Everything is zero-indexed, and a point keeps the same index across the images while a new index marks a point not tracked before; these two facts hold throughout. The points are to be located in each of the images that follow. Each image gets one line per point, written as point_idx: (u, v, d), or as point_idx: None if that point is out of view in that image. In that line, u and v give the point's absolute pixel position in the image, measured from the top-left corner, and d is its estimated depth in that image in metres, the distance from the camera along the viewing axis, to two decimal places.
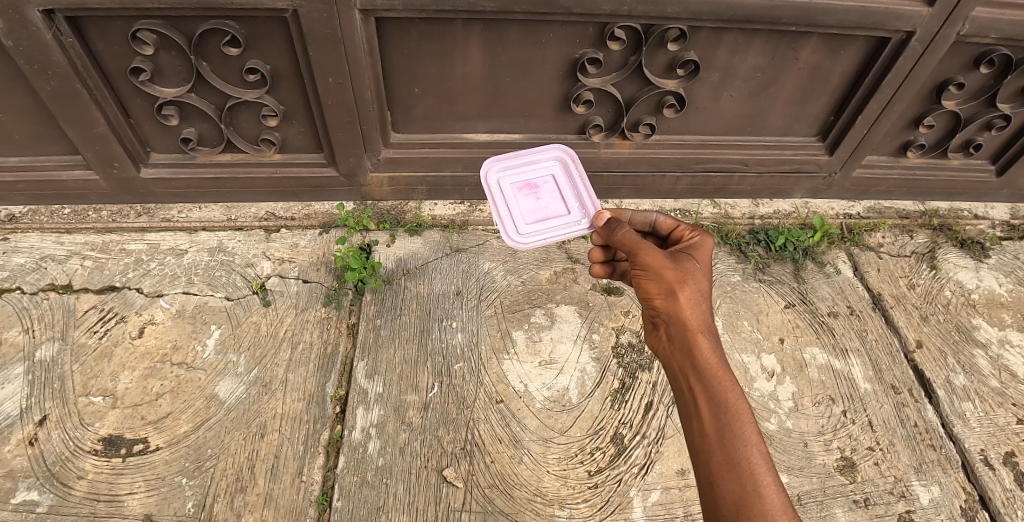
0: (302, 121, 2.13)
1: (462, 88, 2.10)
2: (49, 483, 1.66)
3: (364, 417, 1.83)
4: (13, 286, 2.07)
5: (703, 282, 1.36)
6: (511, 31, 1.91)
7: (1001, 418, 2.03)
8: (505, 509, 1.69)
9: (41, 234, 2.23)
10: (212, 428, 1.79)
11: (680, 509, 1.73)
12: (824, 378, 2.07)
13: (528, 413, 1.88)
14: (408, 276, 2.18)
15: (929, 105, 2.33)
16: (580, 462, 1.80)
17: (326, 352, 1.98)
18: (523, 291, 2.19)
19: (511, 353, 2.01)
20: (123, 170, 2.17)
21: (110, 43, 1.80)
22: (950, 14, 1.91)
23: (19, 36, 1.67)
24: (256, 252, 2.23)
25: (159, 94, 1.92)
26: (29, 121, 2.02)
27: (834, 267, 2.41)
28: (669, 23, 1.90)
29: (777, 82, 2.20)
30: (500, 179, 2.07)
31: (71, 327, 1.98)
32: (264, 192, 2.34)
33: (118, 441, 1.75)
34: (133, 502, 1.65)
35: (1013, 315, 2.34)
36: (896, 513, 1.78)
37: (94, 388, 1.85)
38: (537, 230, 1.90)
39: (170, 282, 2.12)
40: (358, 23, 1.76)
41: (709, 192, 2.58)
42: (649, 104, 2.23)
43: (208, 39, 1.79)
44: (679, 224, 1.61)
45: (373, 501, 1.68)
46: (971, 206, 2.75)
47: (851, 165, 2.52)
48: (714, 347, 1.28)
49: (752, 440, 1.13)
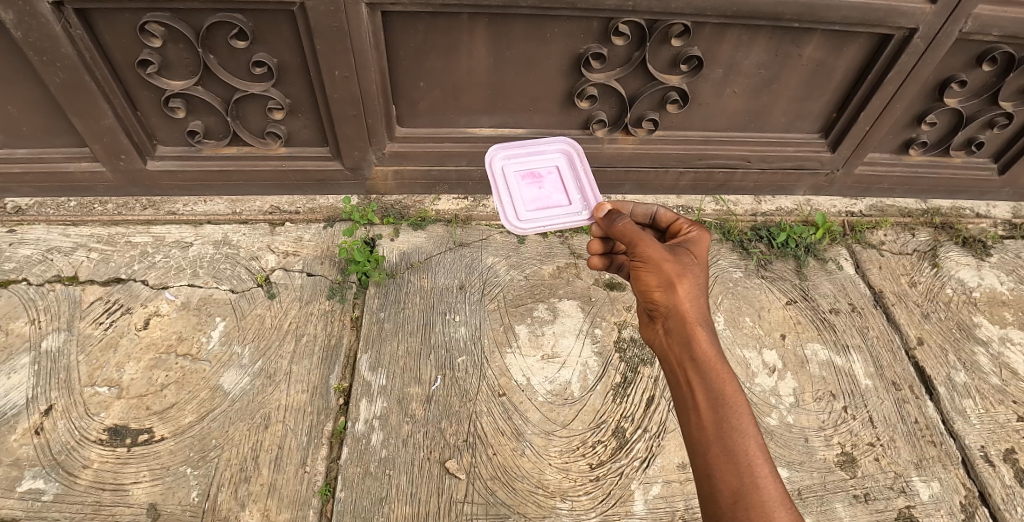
0: (308, 114, 2.14)
1: (467, 82, 2.11)
2: (55, 472, 1.68)
3: (368, 409, 1.84)
4: (18, 278, 2.08)
5: (701, 277, 1.38)
6: (516, 26, 1.93)
7: (1001, 415, 2.04)
8: (507, 501, 1.70)
9: (47, 227, 2.25)
10: (216, 419, 1.80)
11: (681, 502, 1.74)
12: (825, 374, 2.08)
13: (530, 406, 1.89)
14: (411, 270, 2.20)
15: (932, 103, 2.34)
16: (582, 454, 1.81)
17: (329, 344, 1.99)
18: (525, 285, 2.20)
19: (513, 347, 2.03)
20: (129, 162, 2.19)
21: (118, 35, 1.81)
22: (952, 11, 1.92)
23: (29, 28, 1.69)
24: (261, 245, 2.25)
25: (164, 87, 1.94)
26: (37, 113, 2.04)
27: (836, 265, 2.42)
28: (673, 19, 1.91)
29: (780, 79, 2.21)
30: (505, 166, 2.10)
31: (77, 318, 2.00)
32: (269, 185, 2.36)
33: (123, 431, 1.77)
34: (137, 491, 1.66)
35: (1014, 313, 2.34)
36: (896, 508, 1.79)
37: (100, 378, 1.87)
38: (537, 218, 1.91)
39: (175, 274, 2.14)
40: (364, 16, 1.77)
41: (712, 189, 2.60)
42: (652, 100, 2.25)
43: (214, 32, 1.81)
44: (678, 217, 1.63)
45: (376, 492, 1.69)
46: (973, 205, 2.75)
47: (853, 162, 2.53)
48: (712, 339, 1.29)
49: (750, 432, 1.14)
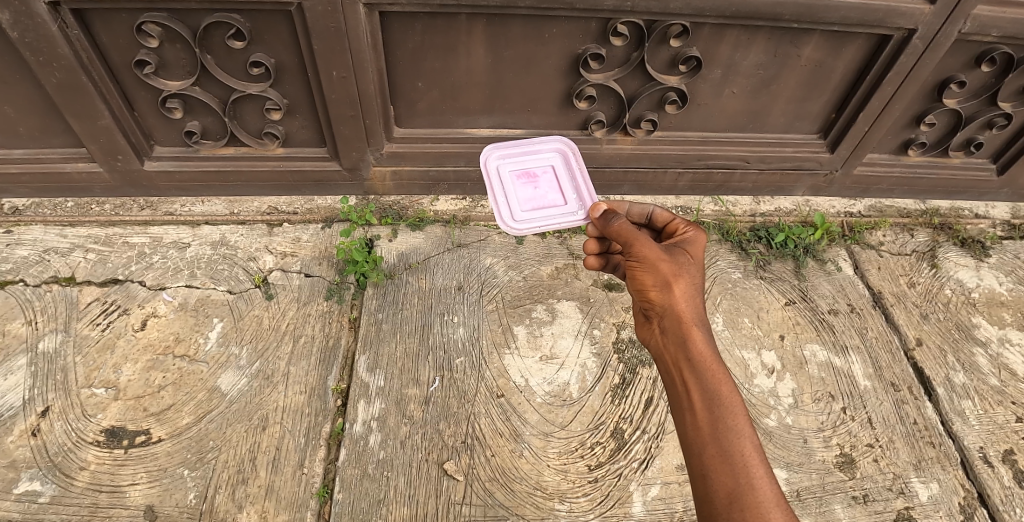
0: (305, 115, 2.14)
1: (466, 83, 2.11)
2: (51, 473, 1.67)
3: (366, 410, 1.84)
4: (15, 279, 2.07)
5: (697, 276, 1.38)
6: (514, 26, 1.93)
7: (1000, 416, 2.04)
8: (505, 502, 1.70)
9: (44, 227, 2.24)
10: (214, 421, 1.80)
11: (679, 504, 1.73)
12: (824, 375, 2.07)
13: (529, 407, 1.89)
14: (409, 271, 2.19)
15: (930, 104, 2.34)
16: (580, 456, 1.80)
17: (327, 345, 1.98)
18: (524, 286, 2.19)
19: (512, 348, 2.02)
20: (126, 163, 2.18)
21: (115, 35, 1.80)
22: (951, 12, 1.92)
23: (26, 28, 1.69)
24: (259, 246, 2.24)
25: (161, 87, 1.94)
26: (33, 113, 2.03)
27: (835, 265, 2.42)
28: (672, 19, 1.91)
29: (779, 79, 2.20)
30: (500, 165, 2.10)
31: (74, 319, 1.99)
32: (266, 186, 2.35)
33: (120, 432, 1.76)
34: (134, 493, 1.65)
35: (1013, 314, 2.34)
36: (895, 509, 1.79)
37: (97, 379, 1.86)
38: (533, 218, 1.91)
39: (173, 275, 2.13)
40: (362, 16, 1.77)
41: (711, 189, 2.60)
42: (651, 100, 2.24)
43: (212, 32, 1.80)
44: (675, 217, 1.62)
45: (374, 493, 1.68)
46: (972, 205, 2.75)
47: (852, 163, 2.53)
48: (708, 339, 1.29)
49: (745, 433, 1.13)
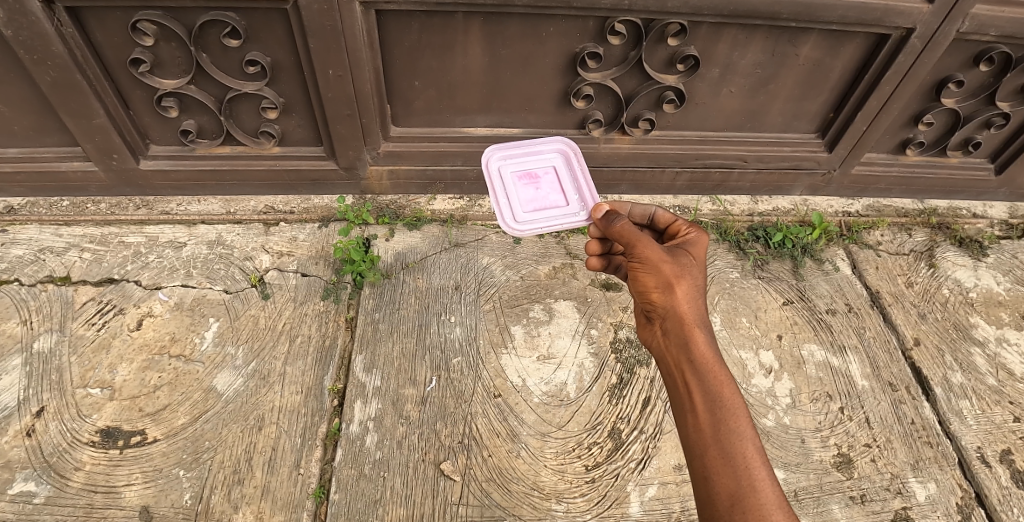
0: (302, 113, 2.13)
1: (463, 82, 2.10)
2: (46, 474, 1.66)
3: (362, 410, 1.83)
4: (10, 278, 2.06)
5: (699, 278, 1.37)
6: (511, 25, 1.92)
7: (998, 416, 2.04)
8: (502, 503, 1.69)
9: (39, 226, 2.23)
10: (210, 421, 1.79)
11: (677, 504, 1.73)
12: (823, 374, 2.07)
13: (526, 408, 1.88)
14: (406, 270, 2.19)
15: (928, 103, 2.33)
16: (577, 456, 1.80)
17: (323, 345, 1.97)
18: (521, 285, 2.19)
19: (509, 348, 2.02)
20: (122, 162, 2.17)
21: (109, 33, 1.79)
22: (950, 11, 1.92)
23: (19, 26, 1.67)
24: (256, 245, 2.23)
25: (156, 85, 1.93)
26: (28, 111, 2.02)
27: (832, 265, 2.42)
28: (669, 18, 1.90)
29: (777, 79, 2.20)
30: (501, 166, 2.08)
31: (69, 319, 1.98)
32: (263, 185, 2.34)
33: (115, 433, 1.75)
34: (130, 493, 1.64)
35: (1010, 314, 2.34)
36: (892, 509, 1.78)
37: (92, 380, 1.85)
38: (535, 219, 1.89)
39: (168, 275, 2.12)
40: (358, 14, 1.76)
41: (709, 188, 2.59)
42: (649, 99, 2.23)
43: (207, 31, 1.79)
44: (676, 218, 1.62)
45: (370, 494, 1.68)
46: (970, 205, 2.75)
47: (850, 163, 2.52)
48: (710, 341, 1.29)
49: (747, 435, 1.13)
